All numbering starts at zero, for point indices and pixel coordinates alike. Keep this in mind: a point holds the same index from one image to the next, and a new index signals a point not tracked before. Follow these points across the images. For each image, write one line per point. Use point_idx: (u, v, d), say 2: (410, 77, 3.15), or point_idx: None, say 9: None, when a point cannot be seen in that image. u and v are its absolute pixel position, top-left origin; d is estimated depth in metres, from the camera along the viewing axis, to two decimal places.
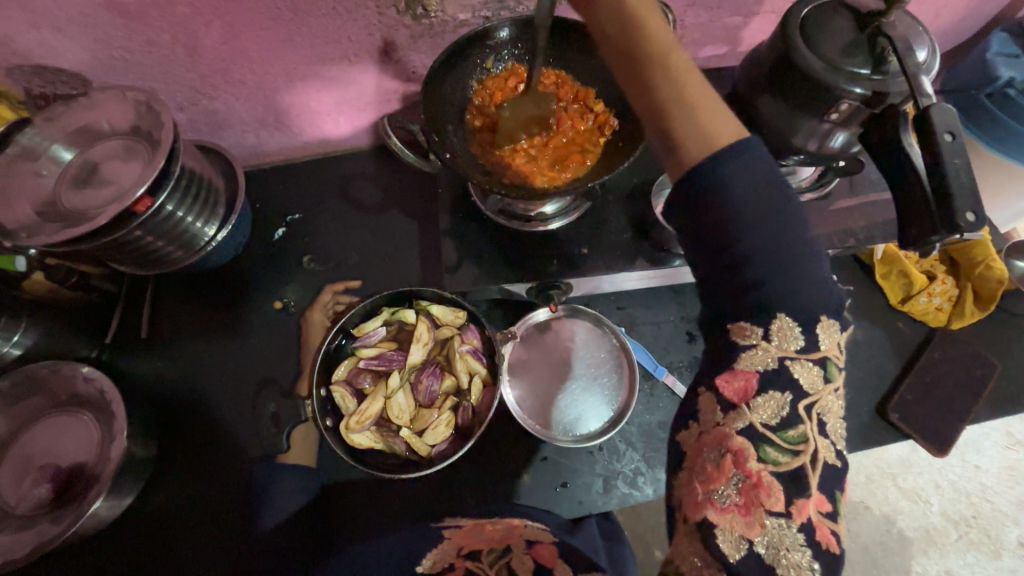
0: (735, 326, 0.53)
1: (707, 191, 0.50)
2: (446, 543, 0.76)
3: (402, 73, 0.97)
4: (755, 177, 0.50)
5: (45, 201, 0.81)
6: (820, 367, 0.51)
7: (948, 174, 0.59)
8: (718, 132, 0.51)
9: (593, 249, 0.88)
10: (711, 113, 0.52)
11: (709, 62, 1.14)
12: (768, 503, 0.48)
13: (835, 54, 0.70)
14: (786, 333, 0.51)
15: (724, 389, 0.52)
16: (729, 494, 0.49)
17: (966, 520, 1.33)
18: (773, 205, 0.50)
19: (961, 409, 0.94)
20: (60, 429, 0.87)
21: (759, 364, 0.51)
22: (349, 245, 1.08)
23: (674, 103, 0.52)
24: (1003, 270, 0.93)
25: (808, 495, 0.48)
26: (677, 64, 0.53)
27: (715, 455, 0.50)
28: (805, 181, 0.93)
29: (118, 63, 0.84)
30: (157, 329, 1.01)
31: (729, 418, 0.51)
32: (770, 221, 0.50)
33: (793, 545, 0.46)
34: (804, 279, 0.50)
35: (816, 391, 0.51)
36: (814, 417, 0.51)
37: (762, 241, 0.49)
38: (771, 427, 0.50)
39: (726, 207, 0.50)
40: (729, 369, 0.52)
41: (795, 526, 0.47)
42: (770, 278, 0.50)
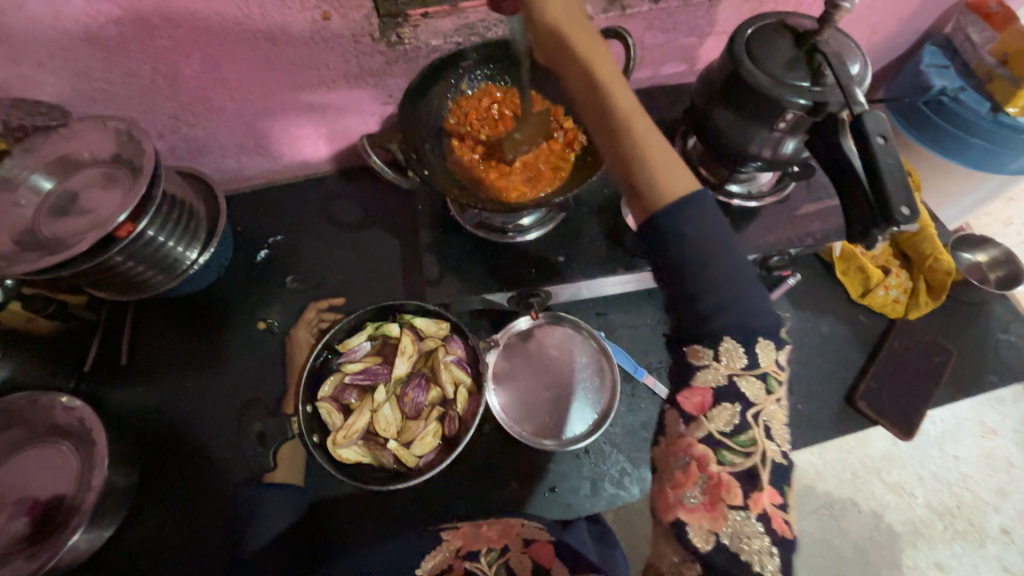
0: (689, 348, 0.57)
1: (671, 226, 0.54)
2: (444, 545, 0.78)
3: (380, 97, 1.01)
4: (713, 219, 0.54)
5: (24, 229, 0.81)
6: (762, 380, 0.56)
7: (881, 174, 0.65)
8: (674, 182, 0.55)
9: (568, 258, 0.92)
10: (663, 169, 0.56)
11: (670, 79, 1.21)
12: (729, 498, 0.53)
13: (780, 70, 0.77)
14: (732, 354, 0.55)
15: (684, 404, 0.58)
16: (696, 494, 0.54)
17: (949, 511, 1.38)
18: (726, 239, 0.54)
19: (923, 396, 1.00)
20: (36, 461, 0.85)
21: (712, 381, 0.56)
22: (332, 265, 1.09)
23: (639, 163, 0.56)
24: (950, 262, 0.99)
25: (761, 488, 0.54)
26: (640, 133, 0.58)
27: (681, 461, 0.55)
28: (765, 186, 0.99)
29: (98, 94, 0.86)
30: (138, 355, 1.00)
31: (690, 428, 0.56)
32: (725, 253, 0.53)
33: (752, 533, 0.52)
34: (759, 280, 0.55)
35: (761, 401, 0.57)
36: (762, 423, 0.57)
37: (717, 248, 0.53)
38: (726, 434, 0.55)
39: (683, 241, 0.53)
40: (687, 386, 0.58)
41: (753, 517, 0.53)
42: (725, 279, 0.53)
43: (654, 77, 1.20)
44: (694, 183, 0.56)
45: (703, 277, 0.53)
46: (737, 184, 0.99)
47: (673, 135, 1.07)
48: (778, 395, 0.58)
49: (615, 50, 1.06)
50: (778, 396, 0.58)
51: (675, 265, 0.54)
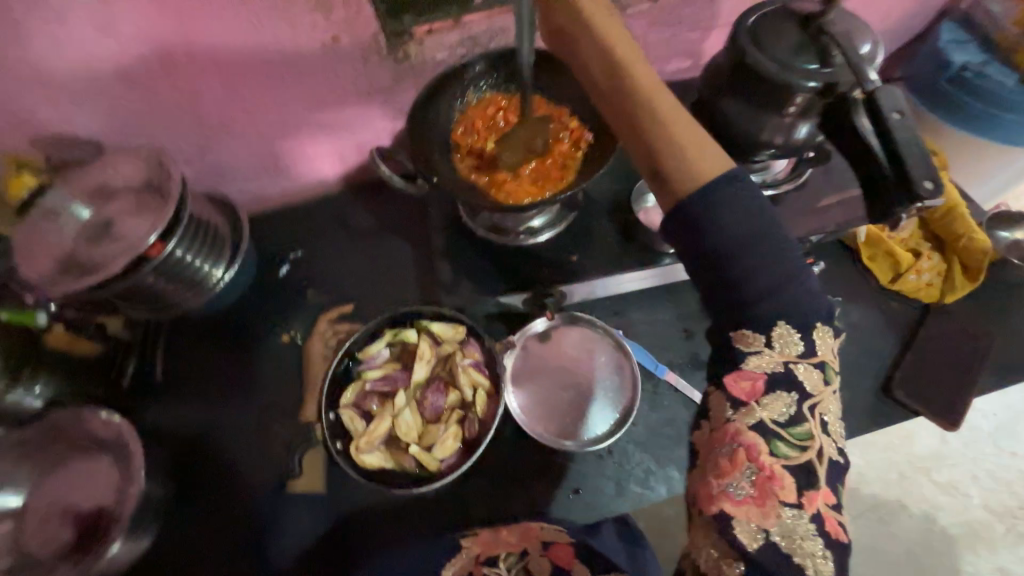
0: (737, 334, 0.56)
1: (698, 212, 0.55)
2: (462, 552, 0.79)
3: (390, 111, 1.04)
4: (742, 199, 0.55)
5: (64, 256, 0.85)
6: (818, 369, 0.56)
7: (899, 147, 0.64)
8: (706, 164, 0.57)
9: (583, 257, 0.92)
10: (697, 153, 0.58)
11: (677, 74, 1.21)
12: (782, 494, 0.51)
13: (787, 53, 0.76)
14: (786, 339, 0.55)
15: (732, 388, 0.55)
16: (743, 486, 0.51)
17: (1010, 511, 1.29)
18: (767, 224, 0.56)
19: (965, 383, 0.95)
20: (80, 475, 0.89)
21: (768, 366, 0.55)
22: (351, 276, 1.12)
23: (668, 151, 0.59)
24: (987, 243, 0.95)
25: (816, 486, 0.52)
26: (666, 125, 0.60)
27: (728, 449, 0.53)
28: (780, 174, 0.95)
29: (129, 126, 0.92)
30: (171, 372, 1.04)
31: (739, 415, 0.54)
32: (767, 237, 0.55)
33: (805, 534, 0.50)
34: (786, 256, 0.55)
35: (817, 394, 0.56)
36: (817, 417, 0.55)
37: (742, 228, 0.54)
38: (780, 424, 0.54)
39: (724, 227, 0.54)
40: (737, 368, 0.56)
41: (807, 516, 0.51)
42: (745, 259, 0.54)
43: (659, 74, 1.20)
44: (726, 162, 0.58)
45: (745, 262, 0.54)
46: (751, 174, 0.94)
47: None
48: (833, 387, 0.57)
49: None
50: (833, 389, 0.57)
51: (716, 252, 0.55)
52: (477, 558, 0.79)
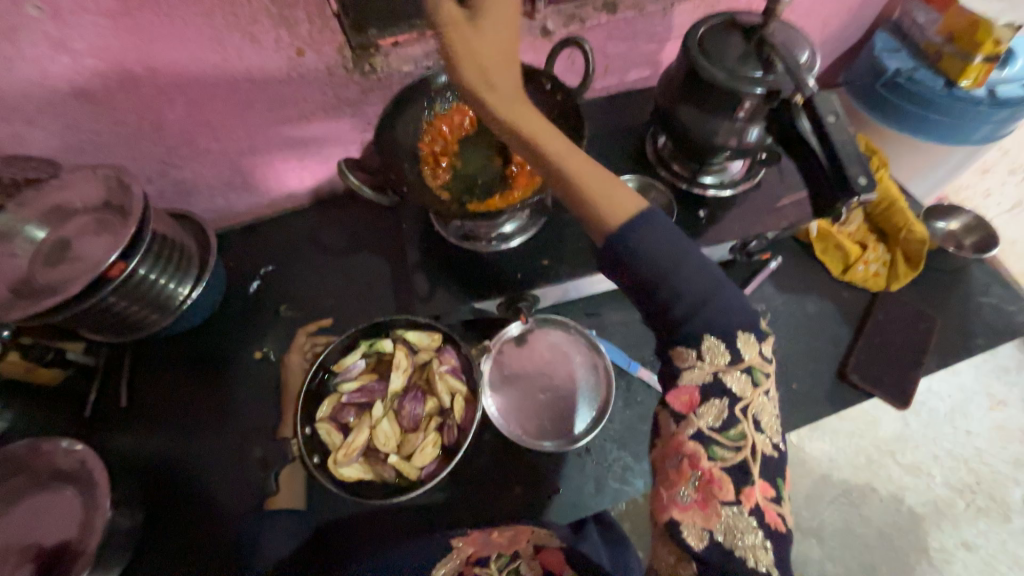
0: (676, 350, 0.63)
1: (622, 247, 0.61)
2: (456, 552, 0.82)
3: (358, 125, 1.05)
4: (659, 232, 0.61)
5: (20, 279, 0.83)
6: (748, 374, 0.61)
7: (838, 152, 0.70)
8: (623, 205, 0.62)
9: (553, 261, 0.94)
10: (615, 195, 0.63)
11: (636, 84, 1.26)
12: (721, 494, 0.57)
13: (735, 63, 0.81)
14: (714, 350, 0.61)
15: (674, 403, 0.62)
16: (688, 492, 0.59)
17: (969, 487, 1.37)
18: (685, 250, 0.61)
19: (915, 365, 1.02)
20: (41, 509, 0.84)
21: (699, 379, 0.61)
22: (324, 290, 1.11)
23: (588, 195, 0.63)
24: (923, 232, 1.02)
25: (753, 483, 0.58)
26: (580, 175, 0.64)
27: (674, 461, 0.60)
28: (737, 175, 1.01)
29: (87, 144, 0.90)
30: (138, 397, 1.01)
31: (681, 427, 0.61)
32: (683, 261, 0.61)
33: (745, 528, 0.56)
34: (704, 275, 0.61)
35: (748, 395, 0.61)
36: (750, 417, 0.61)
37: (660, 256, 0.60)
38: (716, 429, 0.60)
39: (644, 259, 0.60)
40: (676, 386, 0.63)
41: (745, 511, 0.57)
42: (667, 278, 0.60)
43: (620, 84, 1.25)
44: (640, 203, 0.63)
45: (669, 286, 0.60)
46: (710, 175, 1.01)
47: (644, 136, 1.11)
48: (766, 387, 0.62)
49: (580, 61, 1.11)
50: (765, 388, 0.63)
51: (642, 281, 0.61)
52: (469, 558, 0.84)
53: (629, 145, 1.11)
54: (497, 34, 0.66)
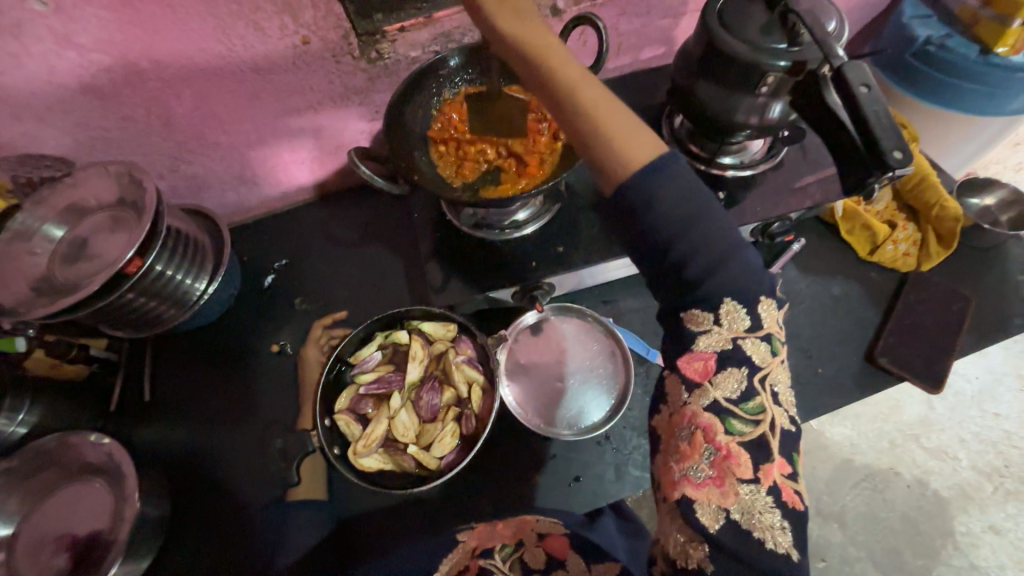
0: (688, 313, 0.60)
1: (635, 198, 0.57)
2: (461, 547, 0.81)
3: (366, 114, 1.04)
4: (676, 182, 0.57)
5: (40, 277, 0.84)
6: (766, 342, 0.60)
7: (870, 123, 0.65)
8: (635, 153, 0.58)
9: (568, 248, 0.92)
10: (627, 139, 0.59)
11: (650, 63, 1.22)
12: (739, 472, 0.56)
13: (757, 36, 0.77)
14: (733, 315, 0.59)
15: (687, 369, 0.60)
16: (703, 469, 0.57)
17: (998, 471, 1.32)
18: (702, 205, 0.58)
19: (946, 347, 0.98)
20: (72, 500, 0.87)
21: (714, 346, 0.59)
22: (337, 282, 1.11)
23: (599, 134, 0.60)
24: (956, 209, 0.97)
25: (771, 460, 0.56)
26: (590, 108, 0.61)
27: (687, 434, 0.59)
28: (757, 154, 0.98)
29: (99, 141, 0.90)
30: (160, 391, 1.03)
31: (695, 397, 0.59)
32: (701, 217, 0.57)
33: (763, 507, 0.55)
34: (722, 234, 0.58)
35: (767, 364, 0.60)
36: (769, 388, 0.59)
37: (676, 212, 0.57)
38: (733, 401, 0.58)
39: (655, 214, 0.57)
40: (689, 352, 0.61)
41: (764, 490, 0.56)
42: (682, 235, 0.57)
43: (633, 63, 1.21)
44: (656, 150, 0.58)
45: (686, 241, 0.57)
46: (729, 156, 0.98)
47: (659, 116, 1.08)
48: (781, 356, 0.61)
49: (592, 40, 1.08)
50: (782, 358, 0.61)
51: (654, 237, 0.57)
52: (473, 550, 0.82)
53: (644, 126, 1.07)
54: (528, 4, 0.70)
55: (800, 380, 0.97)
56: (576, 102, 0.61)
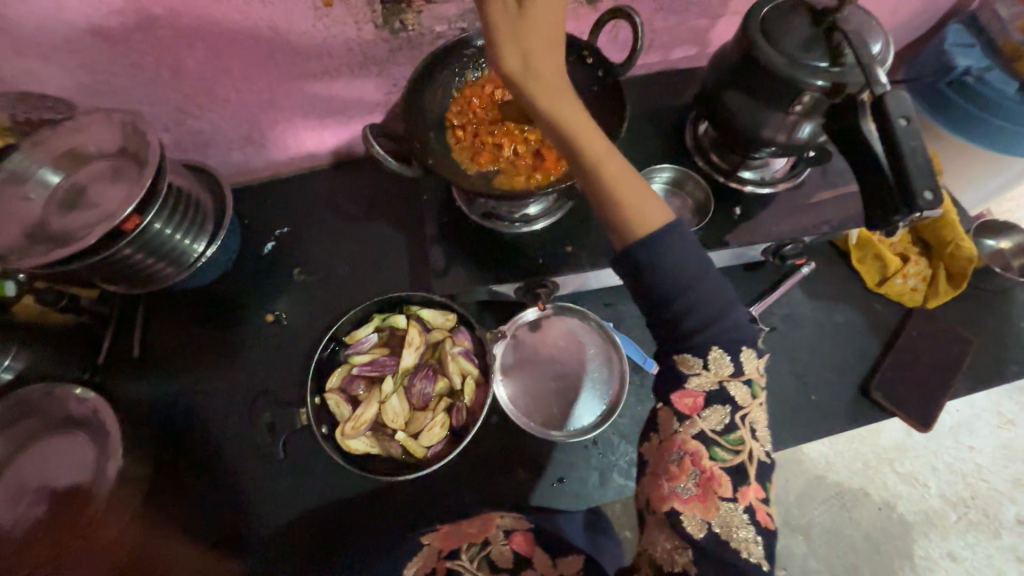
0: (679, 357, 0.62)
1: (642, 257, 0.60)
2: (426, 550, 0.80)
3: (383, 86, 1.00)
4: (682, 247, 0.60)
5: (34, 223, 0.82)
6: (748, 385, 0.61)
7: (905, 157, 0.63)
8: (650, 218, 0.61)
9: (577, 248, 0.90)
10: (642, 207, 0.61)
11: (681, 63, 1.18)
12: (720, 491, 0.57)
13: (797, 50, 0.73)
14: (720, 361, 0.60)
15: (677, 404, 0.61)
16: (689, 486, 0.58)
17: (964, 501, 1.35)
18: (704, 267, 0.61)
19: (939, 384, 0.98)
20: (54, 452, 0.87)
21: (704, 385, 0.60)
22: (337, 255, 1.09)
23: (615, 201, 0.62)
24: (972, 250, 0.96)
25: (749, 483, 0.57)
26: (609, 174, 0.62)
27: (675, 456, 0.59)
28: (779, 173, 0.96)
29: (104, 86, 0.86)
30: (150, 347, 1.01)
31: (684, 426, 0.60)
32: (703, 278, 0.60)
33: (739, 523, 0.55)
34: (718, 290, 0.61)
35: (748, 405, 0.60)
36: (749, 426, 0.60)
37: (679, 272, 0.59)
38: (717, 432, 0.59)
39: (660, 271, 0.60)
40: (680, 387, 0.61)
41: (741, 508, 0.56)
42: (679, 291, 0.60)
43: (663, 61, 1.16)
44: (667, 215, 0.61)
45: (684, 299, 0.60)
46: (750, 170, 0.96)
47: (684, 121, 1.04)
48: (762, 399, 0.62)
49: (625, 33, 1.04)
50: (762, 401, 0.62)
51: (655, 291, 0.60)
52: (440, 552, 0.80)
53: (667, 129, 1.04)
54: (547, 25, 0.63)
55: (790, 401, 0.98)
56: (594, 167, 0.62)
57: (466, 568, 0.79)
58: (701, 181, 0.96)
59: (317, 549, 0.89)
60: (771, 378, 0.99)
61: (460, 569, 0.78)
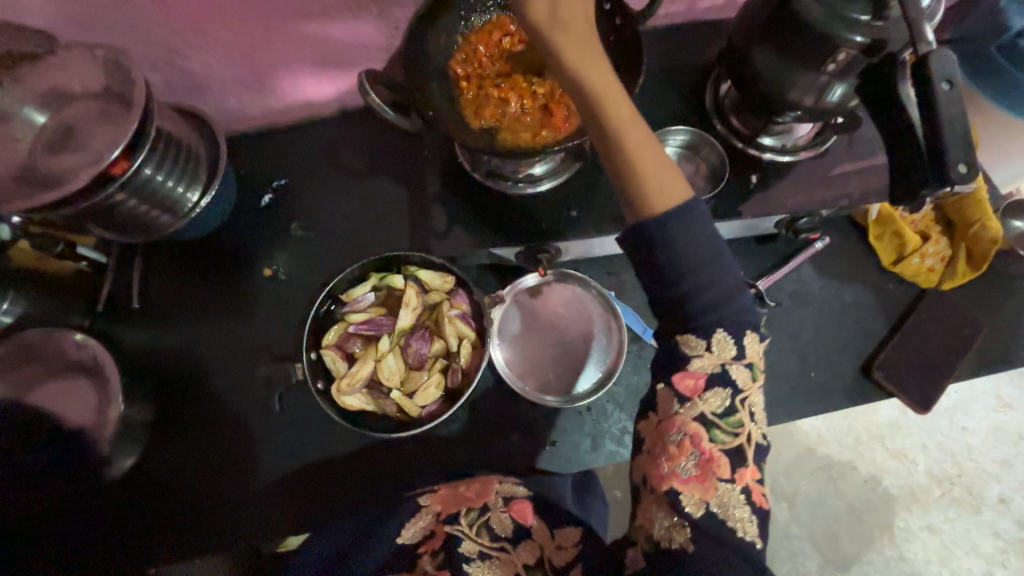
0: (683, 338, 0.61)
1: (656, 233, 0.57)
2: (423, 511, 0.80)
3: (385, 29, 0.93)
4: (698, 228, 0.57)
5: (21, 166, 0.79)
6: (749, 368, 0.61)
7: (942, 125, 0.57)
8: (669, 193, 0.57)
9: (582, 213, 0.86)
10: (662, 181, 0.58)
11: (707, 14, 1.09)
12: (719, 472, 0.58)
13: (838, 0, 0.67)
14: (723, 343, 0.60)
15: (679, 385, 0.61)
16: (689, 466, 0.58)
17: (950, 479, 1.37)
18: (717, 250, 0.58)
19: (944, 368, 0.96)
20: (57, 395, 0.89)
21: (706, 368, 0.60)
22: (335, 211, 1.06)
23: (635, 172, 0.58)
24: (997, 230, 0.92)
25: (746, 465, 0.59)
26: (632, 143, 0.58)
27: (676, 437, 0.59)
28: (801, 140, 0.90)
29: (86, 19, 0.81)
30: (151, 299, 1.01)
31: (685, 408, 0.60)
32: (714, 261, 0.58)
33: (737, 503, 0.57)
34: (725, 273, 0.59)
35: (747, 388, 0.61)
36: (748, 408, 0.61)
37: (691, 252, 0.57)
38: (717, 414, 0.59)
39: (674, 250, 0.57)
40: (682, 369, 0.61)
41: (738, 488, 0.58)
42: (688, 272, 0.58)
43: (688, 12, 1.07)
44: (686, 192, 0.58)
45: (693, 281, 0.58)
46: (771, 136, 0.90)
47: (705, 80, 0.97)
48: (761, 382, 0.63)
49: None
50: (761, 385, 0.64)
51: (664, 272, 0.58)
52: (437, 516, 0.80)
53: (686, 88, 0.97)
54: None
55: (789, 378, 0.97)
56: (617, 133, 0.58)
57: (466, 533, 0.77)
58: (716, 144, 0.91)
59: (313, 496, 0.92)
60: (772, 354, 0.98)
61: (460, 534, 0.77)
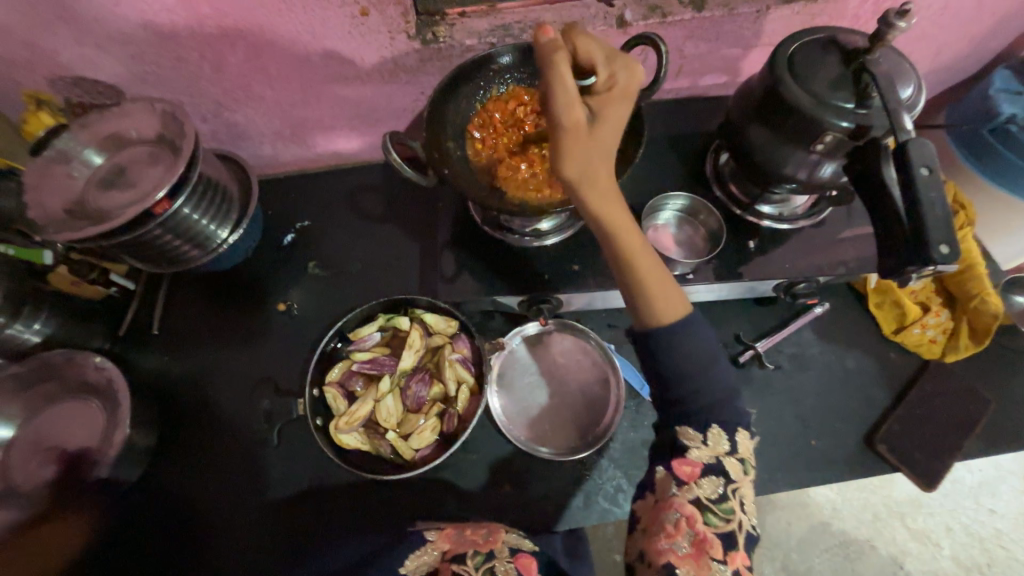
0: (680, 429, 0.63)
1: (659, 340, 0.63)
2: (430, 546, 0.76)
3: (412, 93, 1.02)
4: (697, 338, 0.63)
5: (73, 200, 0.87)
6: (741, 462, 0.62)
7: (922, 207, 0.61)
8: (669, 308, 0.64)
9: (583, 267, 0.90)
10: (665, 297, 0.64)
11: (709, 90, 1.16)
12: (712, 552, 0.58)
13: (824, 90, 0.73)
14: (718, 438, 0.61)
15: (676, 470, 0.61)
16: (684, 544, 0.58)
17: (978, 567, 1.28)
18: (714, 358, 0.64)
19: (954, 444, 0.94)
20: (69, 415, 0.92)
21: (704, 458, 0.61)
22: (352, 253, 1.12)
23: (642, 291, 0.64)
24: (998, 306, 0.92)
25: (737, 548, 0.59)
26: (641, 269, 0.64)
27: (673, 516, 0.59)
28: (799, 209, 0.94)
29: (149, 76, 0.91)
30: (170, 325, 1.07)
31: (682, 490, 0.60)
32: (712, 365, 0.63)
33: None
34: (715, 370, 0.63)
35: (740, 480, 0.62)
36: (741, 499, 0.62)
37: (684, 347, 0.63)
38: (711, 500, 0.60)
39: (673, 357, 0.63)
40: (680, 456, 0.62)
41: (729, 570, 0.57)
42: (686, 374, 0.63)
43: (692, 87, 1.15)
44: (684, 305, 0.64)
45: (691, 382, 0.63)
46: (769, 205, 0.94)
47: (705, 152, 1.04)
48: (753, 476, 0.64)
49: (650, 58, 1.04)
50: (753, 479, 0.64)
51: (662, 372, 0.64)
52: (443, 555, 0.74)
53: (688, 156, 1.04)
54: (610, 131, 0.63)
55: (792, 445, 0.95)
56: (628, 259, 0.64)
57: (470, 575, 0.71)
58: (713, 210, 0.96)
59: (302, 537, 0.91)
60: (773, 419, 0.97)
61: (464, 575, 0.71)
